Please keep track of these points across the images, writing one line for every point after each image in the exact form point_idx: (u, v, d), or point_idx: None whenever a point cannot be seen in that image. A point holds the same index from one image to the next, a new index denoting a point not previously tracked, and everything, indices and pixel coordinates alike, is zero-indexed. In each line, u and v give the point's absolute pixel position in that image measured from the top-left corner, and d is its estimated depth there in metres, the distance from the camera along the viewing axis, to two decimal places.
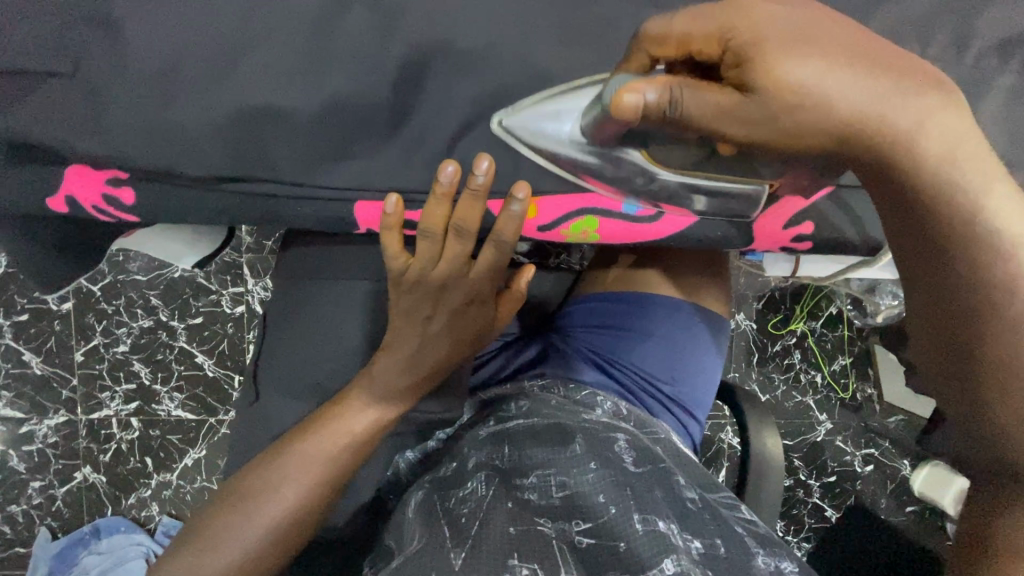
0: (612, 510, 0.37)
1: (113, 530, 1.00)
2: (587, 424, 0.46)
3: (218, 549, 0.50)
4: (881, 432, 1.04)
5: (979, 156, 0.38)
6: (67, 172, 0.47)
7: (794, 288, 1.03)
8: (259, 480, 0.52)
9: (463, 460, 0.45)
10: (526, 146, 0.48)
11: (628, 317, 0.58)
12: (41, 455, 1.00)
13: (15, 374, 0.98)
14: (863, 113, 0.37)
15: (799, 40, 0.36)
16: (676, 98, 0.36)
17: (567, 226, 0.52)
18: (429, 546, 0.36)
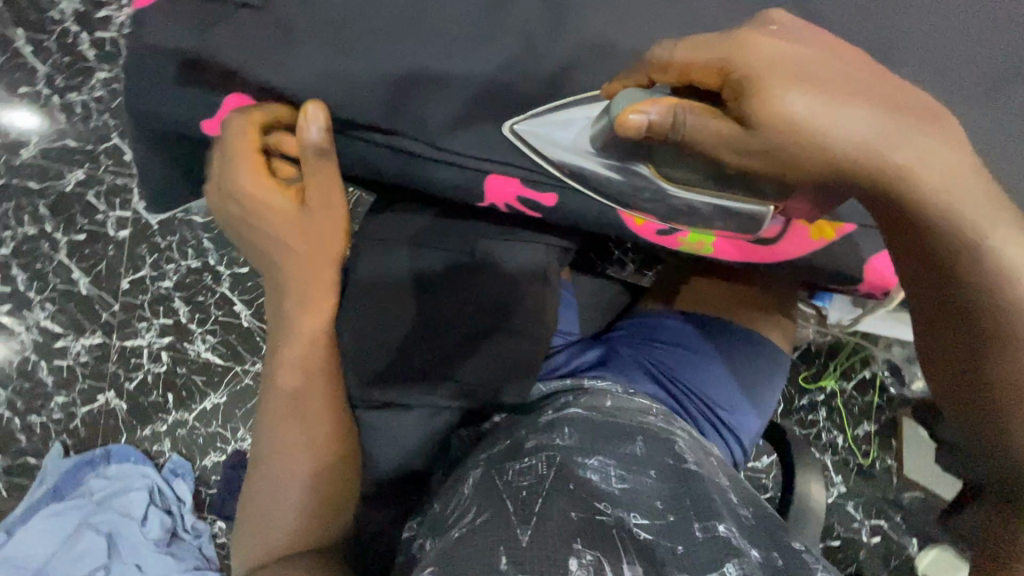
0: (670, 518, 0.41)
1: (124, 457, 1.02)
2: (645, 426, 0.50)
3: (263, 487, 0.55)
4: (897, 507, 1.01)
5: (977, 189, 0.42)
6: (229, 98, 0.49)
7: (830, 346, 1.03)
8: (268, 453, 0.56)
9: (521, 439, 0.50)
10: (538, 152, 0.50)
11: (693, 338, 0.60)
12: (70, 371, 1.02)
13: (63, 289, 1.01)
14: (863, 146, 0.41)
15: (799, 75, 0.40)
16: (678, 121, 0.41)
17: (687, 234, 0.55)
18: (494, 522, 0.40)
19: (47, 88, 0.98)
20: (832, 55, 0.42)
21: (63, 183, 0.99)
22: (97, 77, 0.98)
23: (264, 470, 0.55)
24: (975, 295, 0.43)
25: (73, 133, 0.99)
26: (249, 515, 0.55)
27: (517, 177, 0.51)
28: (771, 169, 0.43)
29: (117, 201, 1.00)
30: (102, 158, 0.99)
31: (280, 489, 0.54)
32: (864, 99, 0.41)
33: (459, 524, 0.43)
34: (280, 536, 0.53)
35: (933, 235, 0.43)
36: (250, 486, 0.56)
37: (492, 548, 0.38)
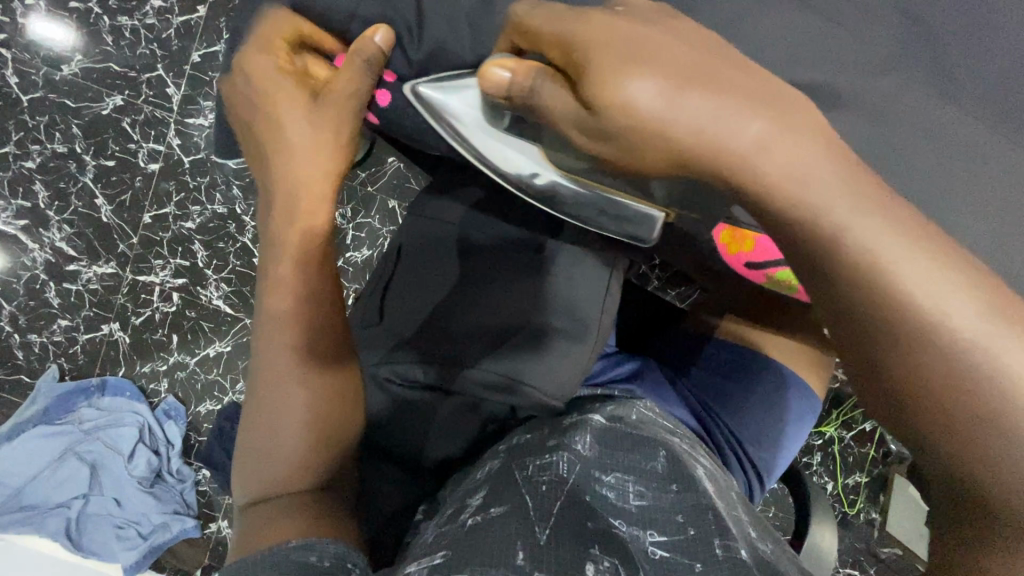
0: (690, 532, 0.40)
1: (119, 391, 1.01)
2: (671, 445, 0.49)
3: (267, 428, 0.50)
4: (873, 559, 1.02)
5: (872, 200, 0.34)
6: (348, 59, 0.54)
7: (836, 394, 1.03)
8: (265, 375, 0.52)
9: (540, 434, 0.50)
10: (431, 117, 0.50)
11: (727, 371, 0.61)
12: (77, 297, 1.01)
13: (83, 214, 0.99)
14: (707, 126, 0.34)
15: (636, 56, 0.35)
16: (535, 86, 0.39)
17: (774, 271, 0.56)
18: (514, 513, 0.39)
19: (99, 8, 0.96)
20: (708, 48, 0.37)
21: (100, 106, 0.97)
22: (151, 5, 0.96)
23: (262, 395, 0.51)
24: (920, 356, 0.34)
25: (117, 57, 0.97)
26: (244, 450, 0.51)
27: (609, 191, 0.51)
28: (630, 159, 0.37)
29: (152, 134, 0.98)
30: (144, 87, 0.97)
31: (274, 423, 0.50)
32: (723, 87, 0.35)
33: (468, 513, 0.41)
34: (274, 475, 0.49)
35: (833, 267, 0.36)
36: (246, 419, 0.52)
37: (511, 541, 0.36)
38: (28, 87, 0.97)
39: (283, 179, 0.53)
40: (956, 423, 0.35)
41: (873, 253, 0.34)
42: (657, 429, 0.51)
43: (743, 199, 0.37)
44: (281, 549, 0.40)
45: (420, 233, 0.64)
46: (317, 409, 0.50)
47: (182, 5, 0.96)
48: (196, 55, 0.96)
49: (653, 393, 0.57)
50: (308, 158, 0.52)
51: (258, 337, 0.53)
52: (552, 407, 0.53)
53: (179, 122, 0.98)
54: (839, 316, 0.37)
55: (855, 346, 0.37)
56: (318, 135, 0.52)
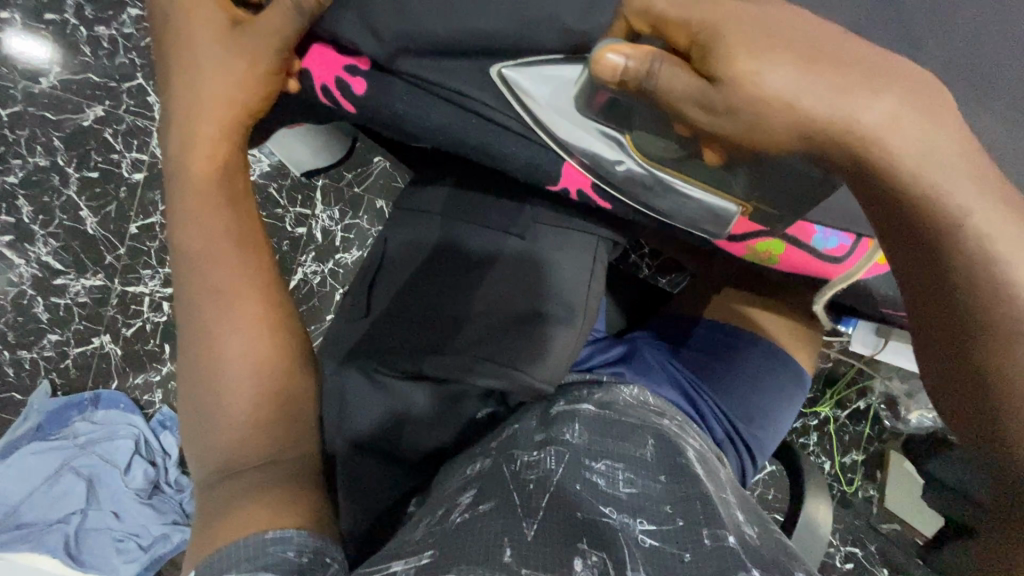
0: (679, 522, 0.40)
1: (112, 404, 1.00)
2: (660, 430, 0.50)
3: (205, 385, 0.46)
4: (874, 536, 1.03)
5: (972, 168, 0.37)
6: (311, 50, 0.51)
7: (830, 373, 1.04)
8: (193, 331, 0.48)
9: (523, 426, 0.51)
10: (519, 102, 0.47)
11: (716, 352, 0.61)
12: (67, 310, 1.00)
13: (68, 226, 0.99)
14: (821, 72, 0.36)
15: (768, 47, 0.35)
16: (653, 71, 0.35)
17: (755, 243, 0.53)
18: (500, 509, 0.40)
19: (75, 19, 0.95)
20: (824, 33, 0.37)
21: (81, 117, 0.97)
22: (129, 14, 0.95)
23: (190, 349, 0.48)
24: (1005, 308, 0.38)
25: (96, 67, 0.96)
26: (188, 421, 0.48)
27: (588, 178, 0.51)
28: (738, 137, 0.38)
29: (135, 143, 0.97)
30: (125, 97, 0.96)
31: (206, 373, 0.46)
32: (835, 71, 0.36)
33: (460, 508, 0.42)
34: (224, 438, 0.45)
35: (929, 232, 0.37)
36: (183, 388, 0.48)
37: (498, 541, 0.37)
38: (7, 101, 0.96)
39: (206, 120, 0.51)
40: (975, 333, 0.39)
41: (970, 220, 0.37)
42: (645, 414, 0.51)
43: (828, 163, 0.39)
44: (255, 543, 0.38)
45: (408, 229, 0.64)
46: (259, 340, 0.48)
47: None
48: None
49: (643, 377, 0.57)
50: (220, 97, 0.50)
51: (178, 293, 0.49)
52: (542, 390, 0.53)
53: None
54: (932, 284, 0.39)
55: (927, 313, 0.40)
56: (228, 72, 0.50)
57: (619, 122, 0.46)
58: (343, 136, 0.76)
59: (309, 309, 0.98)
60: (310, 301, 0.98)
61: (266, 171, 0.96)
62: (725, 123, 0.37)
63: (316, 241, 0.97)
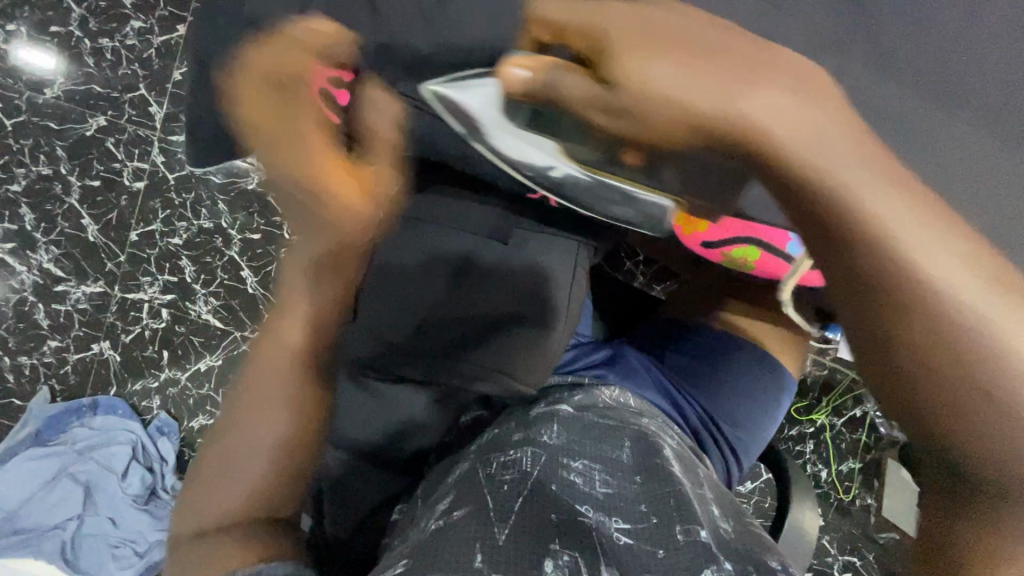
0: (653, 520, 0.41)
1: (111, 410, 1.01)
2: (638, 428, 0.50)
3: (221, 451, 0.49)
4: (872, 545, 1.02)
5: (891, 179, 0.36)
6: (295, 58, 0.50)
7: (825, 380, 1.04)
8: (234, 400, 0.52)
9: (506, 428, 0.51)
10: (449, 115, 0.50)
11: (702, 355, 0.62)
12: (67, 317, 1.01)
13: (70, 234, 1.00)
14: (706, 74, 0.35)
15: (652, 40, 0.35)
16: (552, 79, 0.36)
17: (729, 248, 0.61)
18: (475, 514, 0.40)
19: (80, 31, 0.97)
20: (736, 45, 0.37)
21: (84, 127, 0.98)
22: (132, 26, 0.97)
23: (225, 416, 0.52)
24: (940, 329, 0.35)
25: (100, 79, 0.98)
26: (218, 453, 0.50)
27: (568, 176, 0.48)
28: (638, 138, 0.37)
29: (136, 152, 0.99)
30: (127, 107, 0.98)
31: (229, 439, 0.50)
32: (743, 72, 0.35)
33: (435, 515, 0.43)
34: (220, 501, 0.47)
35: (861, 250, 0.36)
36: (202, 452, 0.51)
37: (469, 545, 0.37)
38: (12, 112, 0.98)
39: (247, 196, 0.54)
40: (933, 366, 0.36)
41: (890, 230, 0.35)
42: (624, 415, 0.52)
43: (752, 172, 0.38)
44: None
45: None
46: (273, 408, 0.50)
47: (163, 25, 0.97)
48: (178, 74, 0.97)
49: (627, 379, 0.58)
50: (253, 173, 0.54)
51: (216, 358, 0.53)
52: (527, 393, 0.55)
53: (163, 139, 0.99)
54: (863, 310, 0.37)
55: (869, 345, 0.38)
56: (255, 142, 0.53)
57: (544, 128, 0.42)
58: None
59: None
60: None
61: (265, 180, 0.98)
62: (626, 124, 0.36)
63: None
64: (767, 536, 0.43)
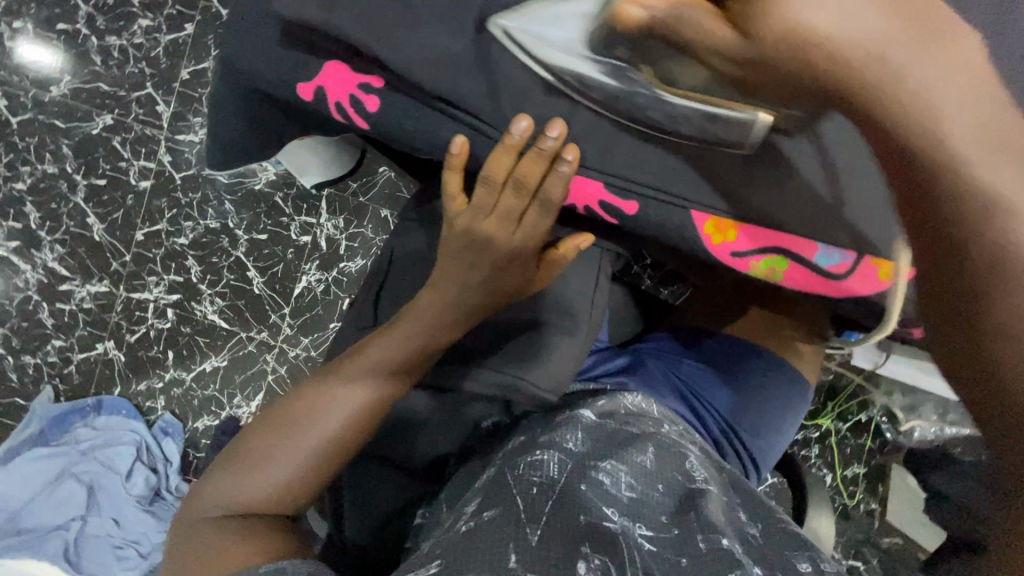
0: (675, 530, 0.41)
1: (115, 410, 1.00)
2: (659, 434, 0.50)
3: (265, 446, 0.49)
4: (876, 550, 1.02)
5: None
6: (328, 66, 0.50)
7: (831, 386, 1.04)
8: (288, 405, 0.51)
9: (530, 435, 0.51)
10: (526, 53, 0.45)
11: (720, 363, 0.61)
12: (71, 316, 1.00)
13: (75, 233, 0.99)
14: None
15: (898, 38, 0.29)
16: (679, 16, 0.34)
17: (759, 259, 0.50)
18: (504, 516, 0.40)
19: (87, 29, 0.97)
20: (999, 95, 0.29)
21: (90, 126, 0.98)
22: (139, 24, 0.97)
23: (274, 418, 0.51)
24: None
25: (107, 77, 0.97)
26: (257, 438, 0.50)
27: (601, 181, 0.49)
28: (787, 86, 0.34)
29: (143, 151, 0.98)
30: (133, 106, 0.97)
31: (273, 433, 0.49)
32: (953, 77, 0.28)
33: (463, 516, 0.43)
34: (251, 489, 0.47)
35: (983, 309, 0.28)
36: (244, 442, 0.51)
37: (503, 545, 0.38)
38: (17, 109, 0.98)
39: None
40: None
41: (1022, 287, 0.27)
42: (644, 421, 0.52)
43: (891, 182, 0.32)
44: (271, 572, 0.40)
45: (414, 240, 0.64)
46: (330, 407, 0.50)
47: (170, 23, 0.96)
48: (186, 72, 0.97)
49: (646, 386, 0.58)
50: None
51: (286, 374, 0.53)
52: (547, 400, 0.53)
53: (170, 138, 0.98)
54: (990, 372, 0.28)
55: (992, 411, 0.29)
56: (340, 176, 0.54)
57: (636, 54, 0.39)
58: (350, 149, 0.77)
59: (313, 318, 0.98)
60: (314, 308, 0.98)
61: (273, 180, 0.97)
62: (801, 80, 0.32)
63: (320, 250, 0.98)
64: (797, 532, 0.44)
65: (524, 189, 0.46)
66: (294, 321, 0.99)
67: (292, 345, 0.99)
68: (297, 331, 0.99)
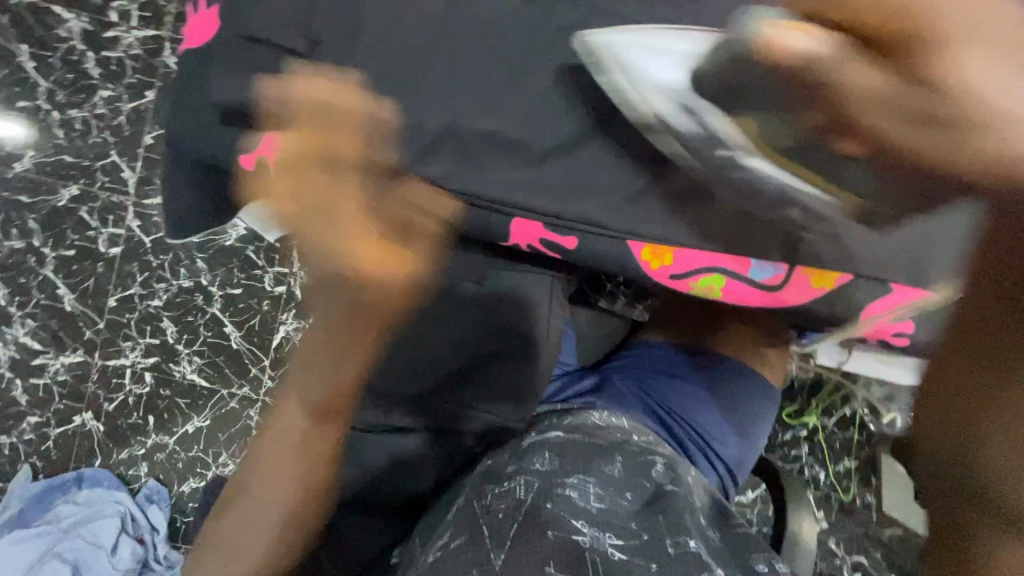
0: (644, 537, 0.43)
1: (97, 482, 0.98)
2: (627, 444, 0.51)
3: (250, 520, 0.52)
4: (877, 544, 1.03)
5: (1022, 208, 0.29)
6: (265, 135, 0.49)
7: (813, 382, 1.06)
8: (259, 473, 0.52)
9: (501, 460, 0.52)
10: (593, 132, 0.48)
11: (689, 370, 0.62)
12: (47, 390, 0.99)
13: (46, 305, 0.99)
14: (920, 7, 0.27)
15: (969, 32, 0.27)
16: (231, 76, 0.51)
17: (695, 278, 0.57)
18: (471, 542, 0.43)
19: (47, 104, 0.98)
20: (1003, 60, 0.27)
21: (56, 198, 0.98)
22: (100, 95, 0.98)
23: (248, 493, 0.52)
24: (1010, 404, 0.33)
25: (70, 149, 0.98)
26: (237, 514, 0.53)
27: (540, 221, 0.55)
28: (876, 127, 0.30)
29: (111, 218, 0.99)
30: (99, 175, 0.98)
31: (254, 512, 0.52)
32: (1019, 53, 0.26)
33: (433, 549, 0.45)
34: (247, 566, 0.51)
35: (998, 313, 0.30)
36: (225, 519, 0.53)
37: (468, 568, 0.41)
38: None
39: None
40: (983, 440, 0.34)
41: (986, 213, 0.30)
42: (610, 431, 0.53)
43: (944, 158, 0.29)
44: None
45: None
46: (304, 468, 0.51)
47: (131, 91, 0.98)
48: (150, 138, 0.98)
49: (614, 403, 0.58)
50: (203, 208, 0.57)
51: (255, 446, 0.53)
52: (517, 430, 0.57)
53: (137, 203, 0.99)
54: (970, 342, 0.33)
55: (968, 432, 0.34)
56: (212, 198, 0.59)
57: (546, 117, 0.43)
58: None
59: None
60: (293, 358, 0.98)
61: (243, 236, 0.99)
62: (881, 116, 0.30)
63: (296, 298, 0.98)
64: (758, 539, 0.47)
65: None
66: (275, 373, 0.98)
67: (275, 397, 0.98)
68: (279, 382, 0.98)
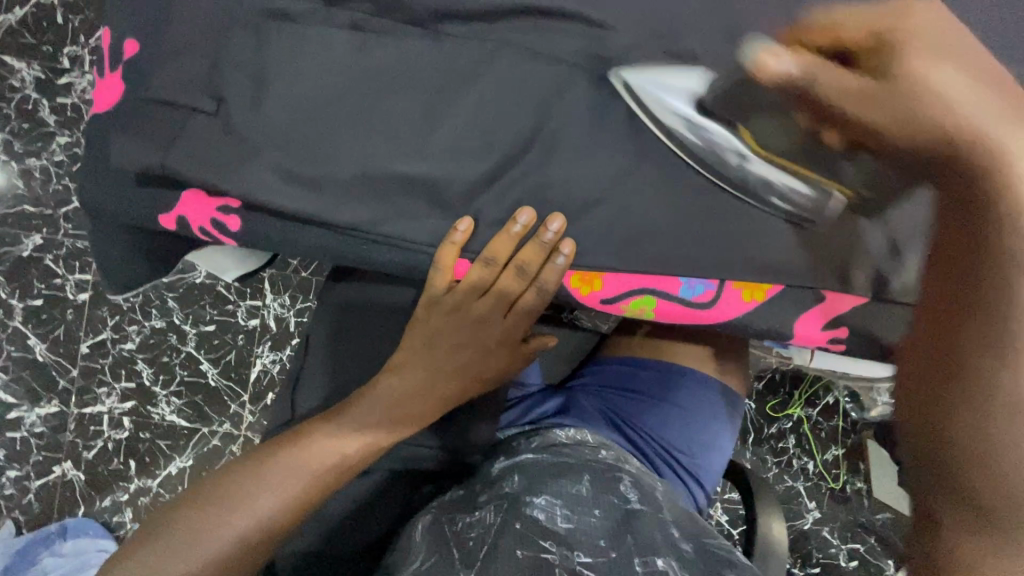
0: (612, 554, 0.43)
1: (80, 532, 0.95)
2: (597, 462, 0.52)
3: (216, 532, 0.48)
4: (870, 529, 1.03)
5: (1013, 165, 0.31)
6: (185, 194, 0.48)
7: (794, 373, 1.06)
8: (262, 487, 0.50)
9: (471, 488, 0.51)
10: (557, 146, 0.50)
11: (654, 383, 0.62)
12: (24, 442, 0.98)
13: (18, 357, 0.98)
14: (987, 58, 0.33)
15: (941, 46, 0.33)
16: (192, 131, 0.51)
17: (627, 301, 0.50)
18: (441, 565, 0.43)
19: (5, 155, 0.98)
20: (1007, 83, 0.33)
21: (19, 249, 0.97)
22: (58, 142, 0.98)
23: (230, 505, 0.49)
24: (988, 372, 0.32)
25: (31, 198, 0.97)
26: (205, 522, 0.48)
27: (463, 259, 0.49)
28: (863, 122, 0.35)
29: (77, 265, 0.98)
30: (62, 222, 0.98)
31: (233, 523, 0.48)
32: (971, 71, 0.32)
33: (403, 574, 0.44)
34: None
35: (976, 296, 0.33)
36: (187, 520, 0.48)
37: None
38: None
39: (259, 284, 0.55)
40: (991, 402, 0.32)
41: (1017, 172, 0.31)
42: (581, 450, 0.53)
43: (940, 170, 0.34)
44: None
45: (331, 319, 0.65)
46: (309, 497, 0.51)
47: None
48: None
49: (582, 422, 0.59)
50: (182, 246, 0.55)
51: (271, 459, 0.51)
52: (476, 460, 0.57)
53: None
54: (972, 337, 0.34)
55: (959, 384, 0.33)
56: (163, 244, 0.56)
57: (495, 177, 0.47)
58: None
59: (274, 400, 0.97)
60: (271, 391, 0.97)
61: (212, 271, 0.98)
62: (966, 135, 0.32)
63: (270, 330, 0.98)
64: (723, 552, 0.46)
65: (526, 274, 0.50)
66: (255, 407, 0.98)
67: (257, 431, 0.97)
68: (260, 416, 0.97)
